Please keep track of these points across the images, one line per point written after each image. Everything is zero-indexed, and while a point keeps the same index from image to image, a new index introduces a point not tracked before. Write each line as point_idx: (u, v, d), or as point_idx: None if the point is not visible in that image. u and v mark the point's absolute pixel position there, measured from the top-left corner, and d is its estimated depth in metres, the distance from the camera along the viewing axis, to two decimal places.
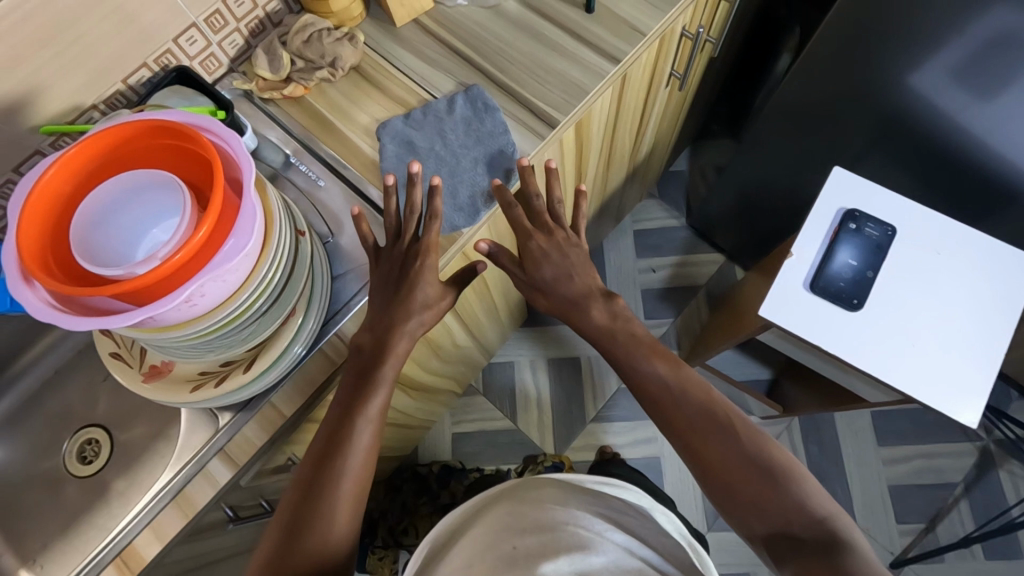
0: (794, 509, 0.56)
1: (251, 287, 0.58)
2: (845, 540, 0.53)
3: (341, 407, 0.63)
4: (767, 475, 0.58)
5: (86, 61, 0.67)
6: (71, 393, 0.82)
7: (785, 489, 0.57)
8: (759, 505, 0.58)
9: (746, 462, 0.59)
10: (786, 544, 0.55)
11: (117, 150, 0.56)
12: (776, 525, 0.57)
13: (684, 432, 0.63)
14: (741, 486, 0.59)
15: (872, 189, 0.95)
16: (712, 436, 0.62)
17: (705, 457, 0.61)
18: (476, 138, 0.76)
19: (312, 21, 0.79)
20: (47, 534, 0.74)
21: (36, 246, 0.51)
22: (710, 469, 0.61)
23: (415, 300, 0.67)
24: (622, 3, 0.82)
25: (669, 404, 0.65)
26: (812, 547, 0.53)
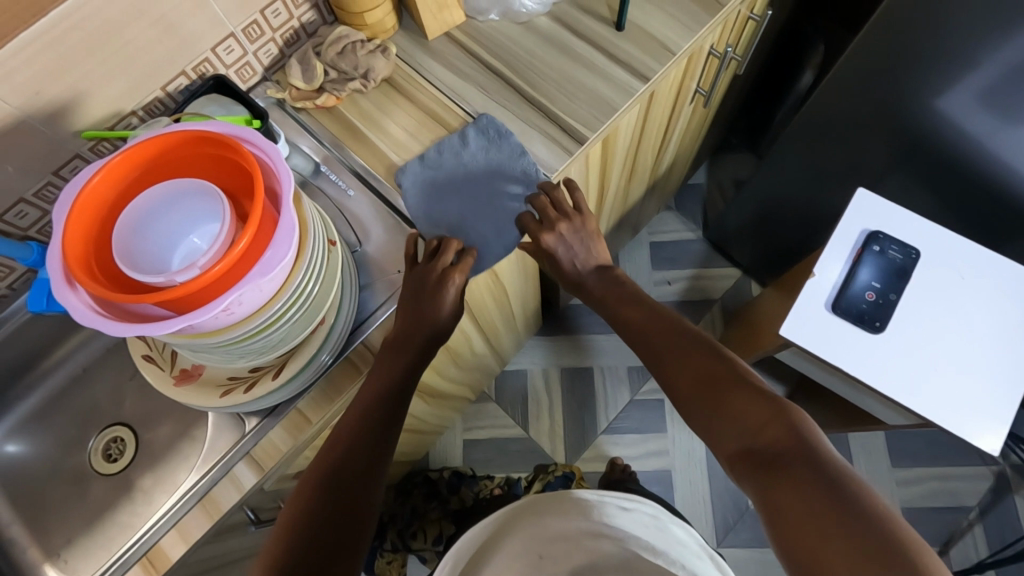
0: (754, 420, 0.55)
1: (285, 296, 0.59)
2: (809, 446, 0.51)
3: (376, 371, 0.66)
4: (730, 386, 0.59)
5: (128, 69, 0.68)
6: (98, 391, 0.83)
7: (749, 398, 0.57)
8: (722, 419, 0.58)
9: (711, 380, 0.60)
10: (745, 449, 0.54)
11: (159, 159, 0.57)
12: (738, 436, 0.56)
13: (656, 353, 0.66)
14: (707, 403, 0.60)
15: (896, 211, 0.94)
16: (681, 353, 0.64)
17: (674, 382, 0.63)
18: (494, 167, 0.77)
19: (346, 33, 0.80)
20: (72, 530, 0.75)
21: (82, 252, 0.52)
22: (680, 390, 0.62)
23: (440, 314, 0.68)
24: (652, 21, 0.82)
25: (642, 330, 0.69)
26: (771, 451, 0.52)
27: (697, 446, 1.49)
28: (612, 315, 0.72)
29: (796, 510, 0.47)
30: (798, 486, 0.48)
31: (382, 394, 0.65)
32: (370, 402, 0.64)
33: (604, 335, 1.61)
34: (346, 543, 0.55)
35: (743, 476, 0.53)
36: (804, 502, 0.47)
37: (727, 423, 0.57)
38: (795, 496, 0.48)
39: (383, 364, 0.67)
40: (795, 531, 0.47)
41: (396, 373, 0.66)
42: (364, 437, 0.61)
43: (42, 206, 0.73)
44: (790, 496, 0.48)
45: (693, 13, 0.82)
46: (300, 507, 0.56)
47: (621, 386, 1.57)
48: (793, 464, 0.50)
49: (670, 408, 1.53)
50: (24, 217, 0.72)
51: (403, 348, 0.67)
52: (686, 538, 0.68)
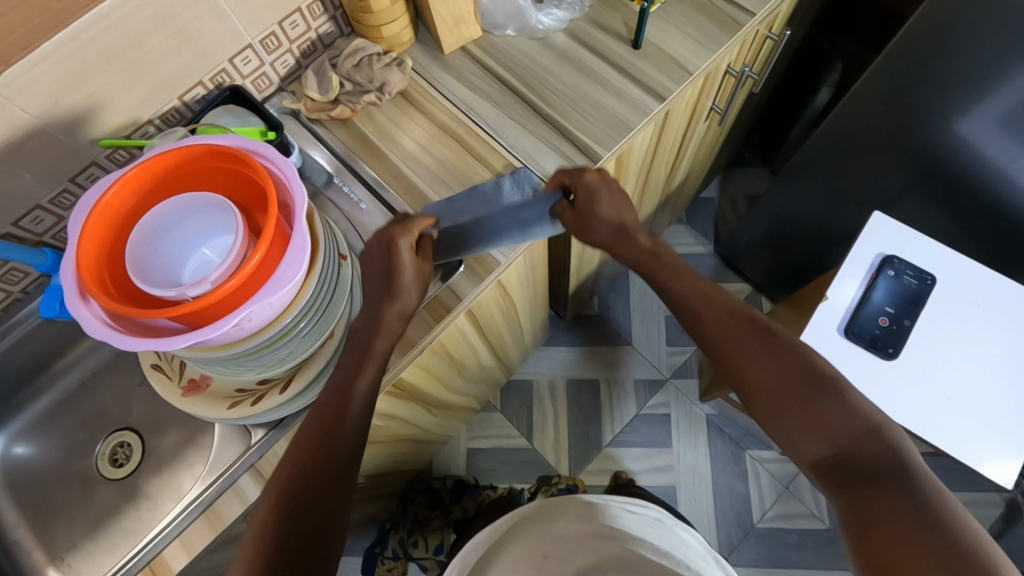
0: (841, 426, 0.55)
1: (295, 311, 0.59)
2: (903, 461, 0.52)
3: (342, 373, 0.61)
4: (811, 388, 0.58)
5: (146, 79, 0.69)
6: (106, 395, 0.84)
7: (834, 402, 0.56)
8: (805, 428, 0.57)
9: (789, 379, 0.59)
10: (832, 465, 0.55)
11: (173, 172, 0.57)
12: (825, 449, 0.56)
13: (728, 346, 0.63)
14: (788, 406, 0.58)
15: (912, 236, 0.93)
16: (752, 347, 0.62)
17: (744, 373, 0.61)
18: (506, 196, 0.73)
19: (362, 46, 0.80)
20: (76, 535, 0.76)
21: (94, 265, 0.53)
22: (757, 385, 0.60)
23: (402, 280, 0.63)
24: (669, 40, 0.82)
25: (709, 316, 0.65)
26: (866, 471, 0.53)
27: (702, 463, 1.48)
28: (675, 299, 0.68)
29: (894, 538, 0.49)
30: (896, 512, 0.49)
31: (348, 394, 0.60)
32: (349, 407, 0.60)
33: (612, 348, 1.60)
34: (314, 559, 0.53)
35: (831, 488, 0.54)
36: (907, 528, 0.48)
37: (812, 434, 0.56)
38: (892, 522, 0.49)
39: (349, 368, 0.62)
40: (883, 550, 0.49)
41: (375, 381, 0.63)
42: (338, 447, 0.58)
43: (58, 212, 0.73)
44: (885, 514, 0.50)
45: (710, 32, 0.82)
46: (270, 525, 0.54)
47: (629, 401, 1.55)
48: (890, 487, 0.51)
49: (676, 423, 1.52)
50: (39, 223, 0.72)
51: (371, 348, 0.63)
52: (692, 539, 0.74)
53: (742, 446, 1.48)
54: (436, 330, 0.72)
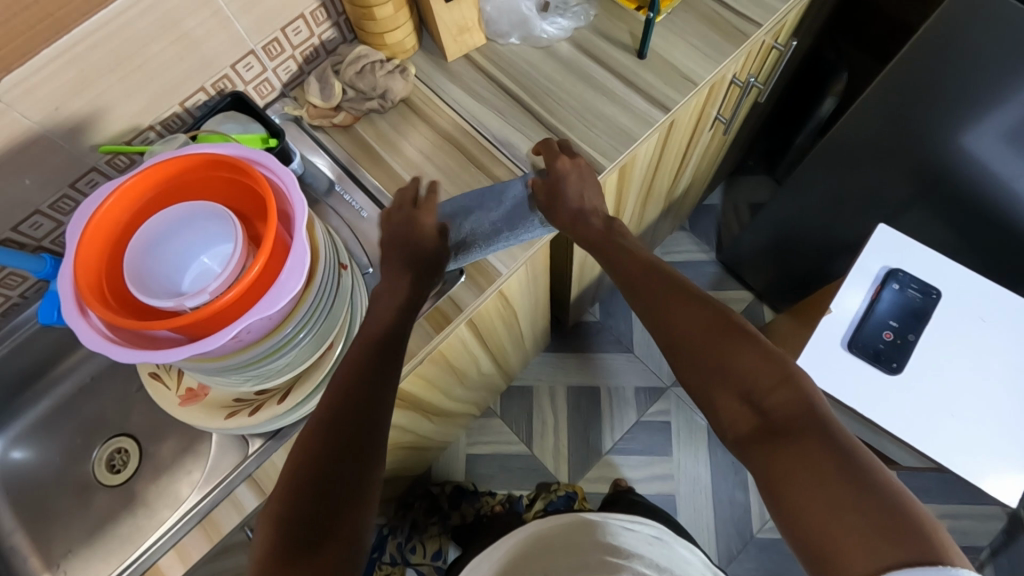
0: (755, 379, 0.53)
1: (294, 321, 0.59)
2: (814, 410, 0.49)
3: (354, 354, 0.57)
4: (729, 342, 0.56)
5: (148, 84, 0.68)
6: (105, 401, 0.84)
7: (752, 356, 0.54)
8: (725, 384, 0.54)
9: (710, 333, 0.57)
10: (748, 419, 0.52)
11: (173, 182, 0.57)
12: (745, 404, 0.53)
13: (657, 305, 0.61)
14: (706, 361, 0.56)
15: (917, 249, 0.92)
16: (679, 306, 0.60)
17: (667, 330, 0.59)
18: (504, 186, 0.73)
19: (366, 53, 0.79)
20: (72, 542, 0.75)
21: (93, 275, 0.52)
22: (681, 342, 0.58)
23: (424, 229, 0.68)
24: (675, 51, 0.81)
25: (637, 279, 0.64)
26: (784, 424, 0.50)
27: (702, 473, 1.47)
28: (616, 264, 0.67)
29: (812, 492, 0.45)
30: (811, 461, 0.46)
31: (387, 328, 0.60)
32: (350, 384, 0.55)
33: (613, 355, 1.59)
34: (334, 548, 0.48)
35: (746, 444, 0.51)
36: (823, 479, 0.45)
37: (732, 392, 0.54)
38: (805, 473, 0.46)
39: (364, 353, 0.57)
40: (794, 499, 0.46)
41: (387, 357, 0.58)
42: (347, 425, 0.53)
43: (58, 218, 0.73)
44: (794, 465, 0.47)
45: (716, 43, 0.81)
46: (320, 447, 0.51)
47: (630, 409, 1.54)
48: (806, 436, 0.48)
49: (676, 431, 1.51)
50: (39, 229, 0.72)
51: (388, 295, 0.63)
52: (691, 556, 0.73)
53: None
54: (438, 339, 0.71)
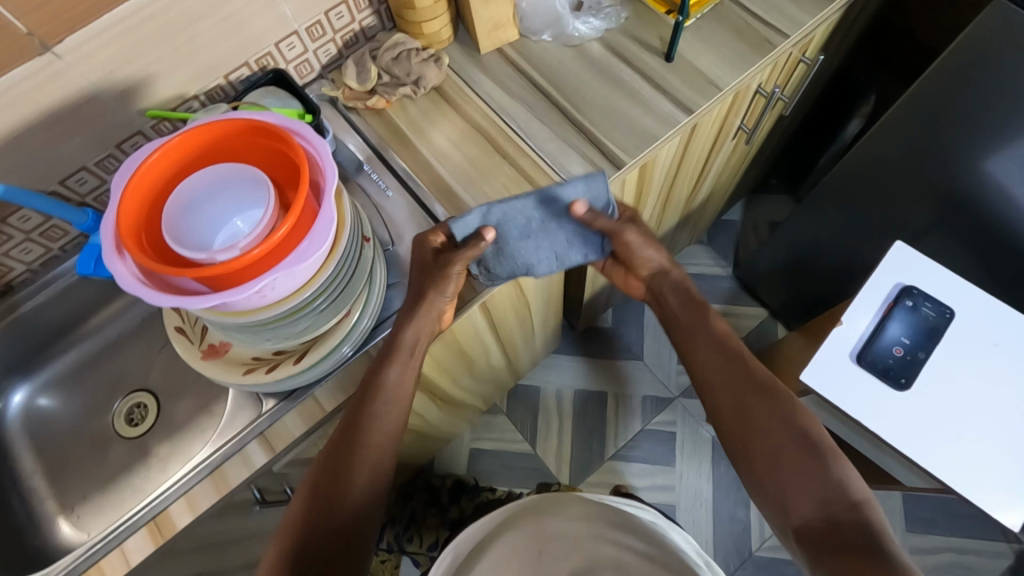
0: (831, 489, 0.58)
1: (315, 286, 0.61)
2: (874, 531, 0.55)
3: (362, 409, 0.66)
4: (810, 454, 0.61)
5: (196, 56, 0.72)
6: (125, 358, 0.86)
7: (818, 471, 0.60)
8: (798, 493, 0.60)
9: (795, 445, 0.62)
10: (815, 524, 0.58)
11: (214, 145, 0.60)
12: (818, 511, 0.58)
13: (736, 401, 0.67)
14: (781, 463, 0.61)
15: (935, 269, 0.92)
16: (757, 405, 0.65)
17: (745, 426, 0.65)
18: (576, 228, 0.74)
19: (403, 40, 0.83)
20: (88, 489, 0.78)
21: (133, 224, 0.55)
22: (759, 439, 0.64)
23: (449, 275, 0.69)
24: (702, 56, 0.83)
25: (727, 379, 0.68)
26: (853, 541, 0.55)
27: (705, 486, 1.46)
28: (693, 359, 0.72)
29: None
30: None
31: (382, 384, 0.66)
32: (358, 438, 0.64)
33: (621, 362, 1.60)
34: None
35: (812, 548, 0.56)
36: None
37: (798, 492, 0.59)
38: None
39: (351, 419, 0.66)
40: None
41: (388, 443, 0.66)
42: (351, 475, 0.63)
43: (102, 175, 0.76)
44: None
45: (742, 52, 0.83)
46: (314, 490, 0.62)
47: (635, 417, 1.54)
48: (865, 553, 0.53)
49: (680, 443, 1.51)
50: (84, 185, 0.75)
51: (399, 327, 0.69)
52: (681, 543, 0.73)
53: None
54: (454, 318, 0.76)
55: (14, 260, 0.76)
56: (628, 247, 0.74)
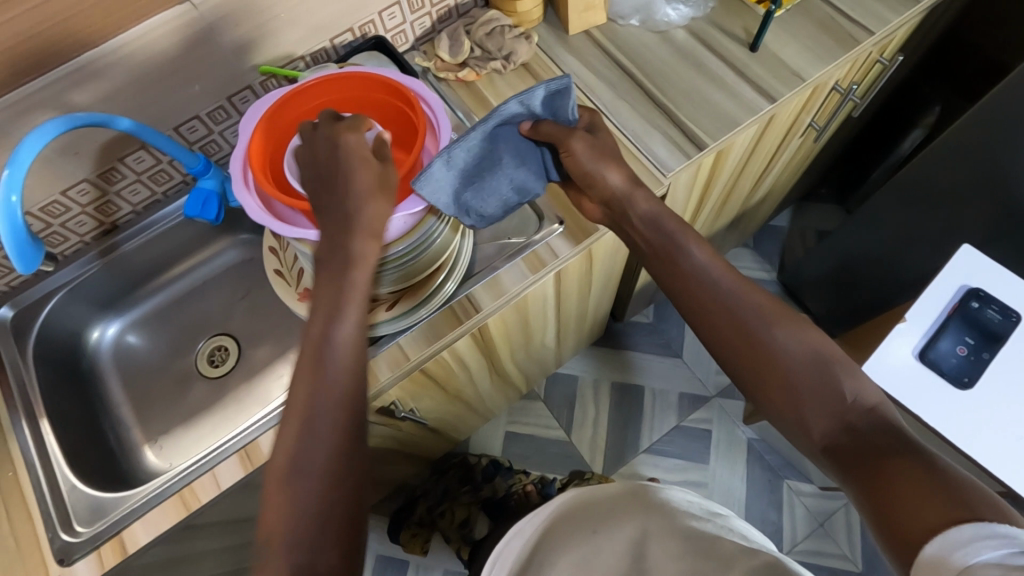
0: (847, 398, 0.56)
1: (411, 240, 0.65)
2: (895, 430, 0.53)
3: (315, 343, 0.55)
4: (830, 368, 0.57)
5: (310, 17, 0.76)
6: (209, 304, 0.91)
7: (832, 386, 0.56)
8: (813, 409, 0.56)
9: (810, 365, 0.58)
10: (843, 439, 0.54)
11: (337, 93, 0.64)
12: (837, 424, 0.55)
13: (743, 338, 0.60)
14: (798, 386, 0.57)
15: (1001, 273, 0.92)
16: (767, 336, 0.59)
17: (755, 359, 0.59)
18: (528, 144, 0.67)
19: (497, 18, 0.86)
20: (172, 421, 0.83)
21: (261, 159, 0.59)
22: (768, 370, 0.58)
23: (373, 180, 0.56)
24: (786, 48, 0.85)
25: (731, 321, 0.60)
26: (876, 442, 0.52)
27: (738, 486, 1.47)
28: (683, 294, 0.64)
29: (905, 490, 0.47)
30: (909, 473, 0.48)
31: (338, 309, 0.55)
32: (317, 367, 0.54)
33: (660, 358, 1.61)
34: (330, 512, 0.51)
35: (844, 464, 0.53)
36: (920, 484, 0.47)
37: (816, 409, 0.56)
38: (904, 480, 0.48)
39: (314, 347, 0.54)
40: (896, 502, 0.47)
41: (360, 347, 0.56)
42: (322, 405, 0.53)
43: (210, 125, 0.81)
44: (900, 480, 0.48)
45: (826, 45, 0.85)
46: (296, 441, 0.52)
47: (671, 412, 1.55)
48: (897, 450, 0.50)
49: (715, 441, 1.51)
50: (194, 133, 0.80)
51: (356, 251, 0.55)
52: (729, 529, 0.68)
53: (780, 474, 1.47)
54: (531, 281, 0.77)
55: (122, 200, 0.81)
56: (573, 156, 0.65)
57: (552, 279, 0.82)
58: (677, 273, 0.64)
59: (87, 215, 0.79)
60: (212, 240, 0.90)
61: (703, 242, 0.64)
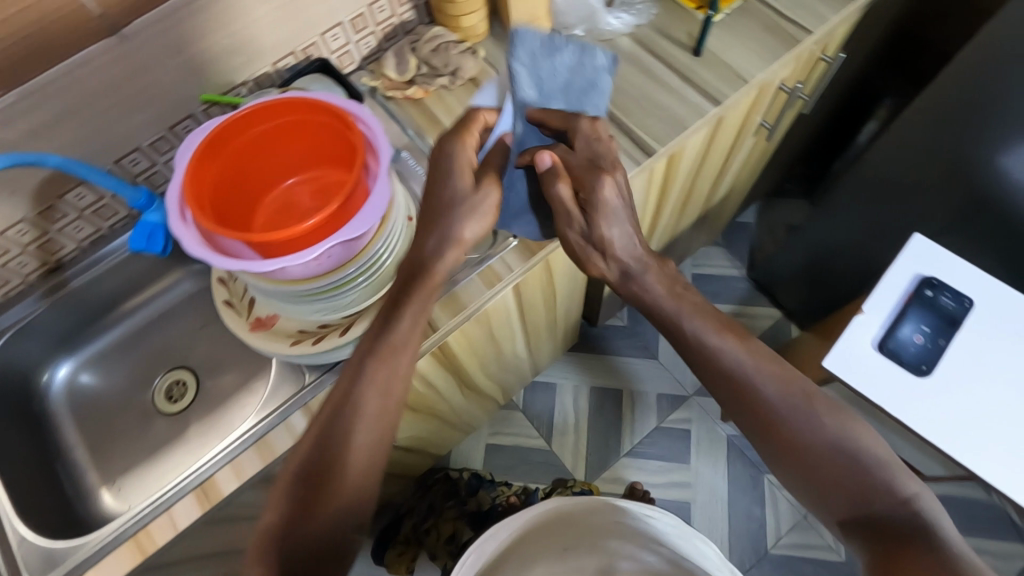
0: (874, 491, 0.56)
1: (359, 263, 0.65)
2: (919, 521, 0.54)
3: (319, 427, 0.60)
4: (857, 458, 0.57)
5: (251, 42, 0.75)
6: (164, 337, 0.88)
7: (853, 473, 0.56)
8: (835, 492, 0.57)
9: (839, 455, 0.57)
10: (858, 520, 0.56)
11: (276, 119, 0.62)
12: (856, 509, 0.56)
13: (772, 419, 0.59)
14: (821, 470, 0.57)
15: (953, 260, 0.94)
16: (794, 420, 0.58)
17: (782, 439, 0.59)
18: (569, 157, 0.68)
19: (441, 34, 0.86)
20: (130, 460, 0.81)
21: (197, 190, 0.58)
22: (792, 455, 0.59)
23: (461, 209, 0.64)
24: (729, 51, 0.86)
25: (756, 406, 0.60)
26: (895, 534, 0.54)
27: (720, 483, 1.47)
28: (705, 374, 0.63)
29: None
30: (925, 570, 0.51)
31: (353, 395, 0.60)
32: (316, 451, 0.58)
33: (637, 360, 1.61)
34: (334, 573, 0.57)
35: (861, 545, 0.56)
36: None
37: (837, 493, 0.57)
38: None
39: (342, 388, 0.61)
40: None
41: (379, 420, 0.61)
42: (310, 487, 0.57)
43: (153, 156, 0.79)
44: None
45: (769, 46, 0.86)
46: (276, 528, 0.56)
47: (651, 413, 1.55)
48: (911, 545, 0.53)
49: (696, 440, 1.52)
50: (136, 165, 0.78)
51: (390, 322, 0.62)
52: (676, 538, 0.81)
53: (761, 469, 1.48)
54: (488, 296, 0.76)
55: (66, 238, 0.79)
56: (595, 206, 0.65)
57: (511, 292, 0.81)
58: (708, 355, 0.62)
59: (29, 255, 0.77)
60: (166, 271, 0.88)
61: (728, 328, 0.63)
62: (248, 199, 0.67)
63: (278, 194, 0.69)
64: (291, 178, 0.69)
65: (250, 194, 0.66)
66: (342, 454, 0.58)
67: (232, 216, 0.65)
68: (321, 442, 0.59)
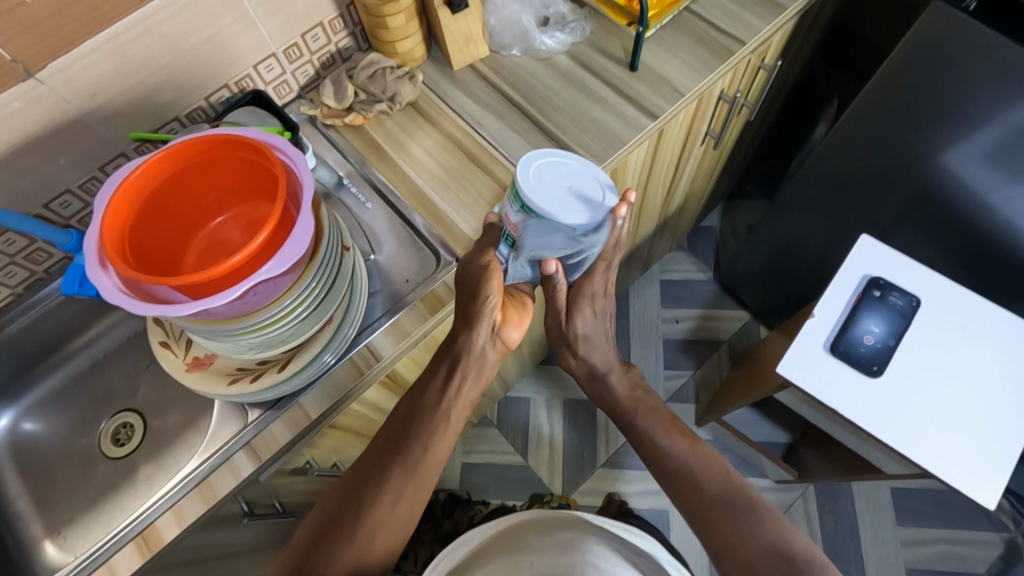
0: None
1: (294, 294, 0.62)
2: None
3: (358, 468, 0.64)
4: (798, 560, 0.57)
5: (180, 77, 0.75)
6: (109, 379, 0.86)
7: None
8: None
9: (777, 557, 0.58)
10: None
11: (197, 159, 0.62)
12: None
13: (709, 519, 0.62)
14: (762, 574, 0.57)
15: (898, 260, 0.95)
16: (741, 522, 0.61)
17: (724, 538, 0.60)
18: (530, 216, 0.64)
19: (377, 59, 0.86)
20: (74, 508, 0.79)
21: (115, 238, 0.57)
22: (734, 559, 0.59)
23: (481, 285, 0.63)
24: (665, 65, 0.87)
25: (699, 505, 0.63)
26: None
27: None
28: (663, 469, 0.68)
29: None
30: None
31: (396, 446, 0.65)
32: (350, 492, 0.62)
33: None
34: None
35: None
36: None
37: None
38: None
39: (389, 439, 0.66)
40: None
41: (409, 478, 0.63)
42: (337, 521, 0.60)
43: (85, 198, 0.79)
44: None
45: (703, 57, 0.87)
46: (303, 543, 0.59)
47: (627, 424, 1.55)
48: None
49: None
50: (67, 208, 0.78)
51: (427, 381, 0.69)
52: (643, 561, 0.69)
53: None
54: (432, 322, 0.75)
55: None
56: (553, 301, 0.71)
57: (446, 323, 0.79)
58: (658, 462, 0.68)
59: None
60: (107, 311, 0.87)
61: (674, 431, 0.70)
62: (174, 241, 0.66)
63: (206, 234, 0.68)
64: (219, 215, 0.68)
65: (176, 236, 0.66)
66: (373, 501, 0.61)
67: (157, 260, 0.64)
68: (348, 499, 0.62)
